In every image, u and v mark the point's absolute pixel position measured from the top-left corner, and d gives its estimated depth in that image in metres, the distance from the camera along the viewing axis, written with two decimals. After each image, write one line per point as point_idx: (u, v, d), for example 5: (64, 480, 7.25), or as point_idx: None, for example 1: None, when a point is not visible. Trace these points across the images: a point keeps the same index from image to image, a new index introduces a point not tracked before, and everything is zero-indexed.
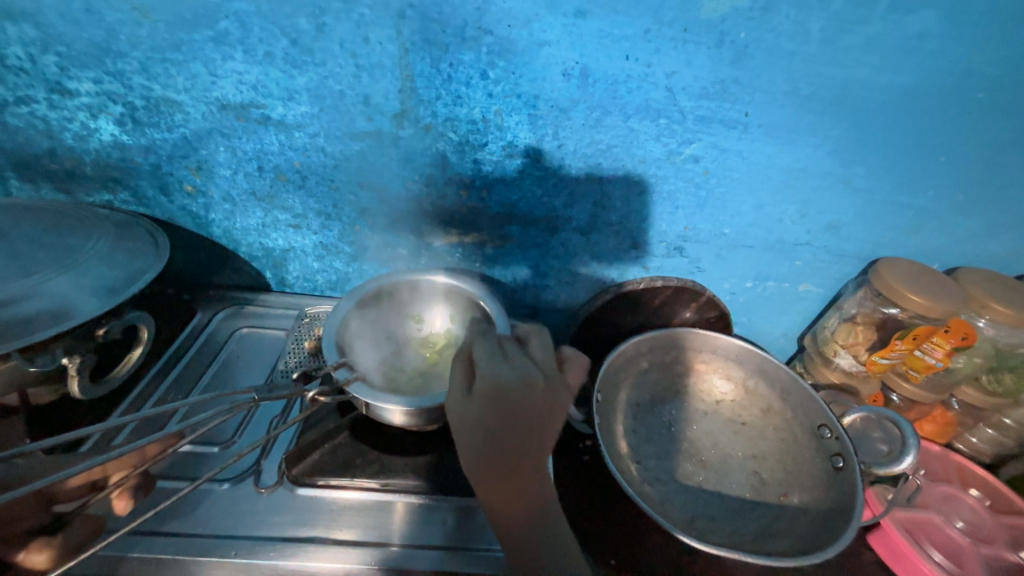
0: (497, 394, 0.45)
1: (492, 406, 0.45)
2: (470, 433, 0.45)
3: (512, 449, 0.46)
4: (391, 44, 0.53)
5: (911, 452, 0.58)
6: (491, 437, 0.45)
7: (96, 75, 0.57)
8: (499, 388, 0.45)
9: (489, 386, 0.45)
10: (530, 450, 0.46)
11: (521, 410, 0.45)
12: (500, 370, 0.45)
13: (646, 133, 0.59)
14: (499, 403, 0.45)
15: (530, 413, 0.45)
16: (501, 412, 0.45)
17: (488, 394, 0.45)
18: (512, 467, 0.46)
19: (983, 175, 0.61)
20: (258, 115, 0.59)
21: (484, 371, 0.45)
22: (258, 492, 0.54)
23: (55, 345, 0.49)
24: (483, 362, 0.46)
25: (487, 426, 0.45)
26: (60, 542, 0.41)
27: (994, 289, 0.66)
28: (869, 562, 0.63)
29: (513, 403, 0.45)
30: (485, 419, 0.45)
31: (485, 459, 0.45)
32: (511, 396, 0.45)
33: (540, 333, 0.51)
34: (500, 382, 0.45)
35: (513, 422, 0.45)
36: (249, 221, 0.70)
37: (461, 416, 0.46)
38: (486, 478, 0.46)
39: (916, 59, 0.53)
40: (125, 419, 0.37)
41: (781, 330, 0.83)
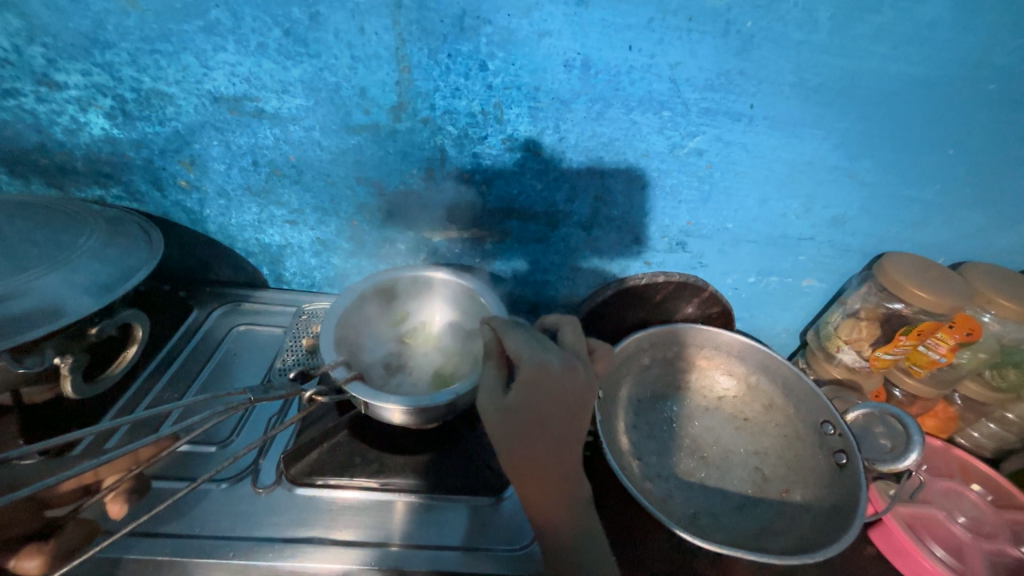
0: (541, 378, 0.46)
1: (533, 392, 0.46)
2: (512, 420, 0.45)
3: (552, 432, 0.47)
4: (387, 34, 0.52)
5: (916, 448, 0.57)
6: (533, 422, 0.46)
7: (85, 67, 0.56)
8: (543, 373, 0.46)
9: (532, 371, 0.46)
10: (568, 433, 0.47)
11: (562, 395, 0.46)
12: (545, 357, 0.46)
13: (649, 126, 0.58)
14: (541, 388, 0.46)
15: (569, 397, 0.47)
16: (542, 397, 0.46)
17: (531, 379, 0.45)
18: (553, 450, 0.47)
19: (992, 168, 0.60)
20: (252, 108, 0.58)
21: (526, 357, 0.46)
22: (256, 492, 0.53)
23: (45, 345, 0.48)
24: (524, 351, 0.47)
25: (529, 411, 0.46)
26: (52, 548, 0.41)
27: (1000, 283, 0.65)
28: (870, 557, 0.63)
29: (553, 387, 0.46)
30: (527, 404, 0.46)
31: (526, 446, 0.46)
32: (553, 380, 0.46)
33: (570, 323, 0.55)
34: (544, 367, 0.46)
35: (554, 407, 0.46)
36: (244, 217, 0.69)
37: (503, 404, 0.46)
38: (527, 465, 0.46)
39: (926, 49, 0.51)
40: (117, 422, 0.36)
41: (783, 325, 0.82)
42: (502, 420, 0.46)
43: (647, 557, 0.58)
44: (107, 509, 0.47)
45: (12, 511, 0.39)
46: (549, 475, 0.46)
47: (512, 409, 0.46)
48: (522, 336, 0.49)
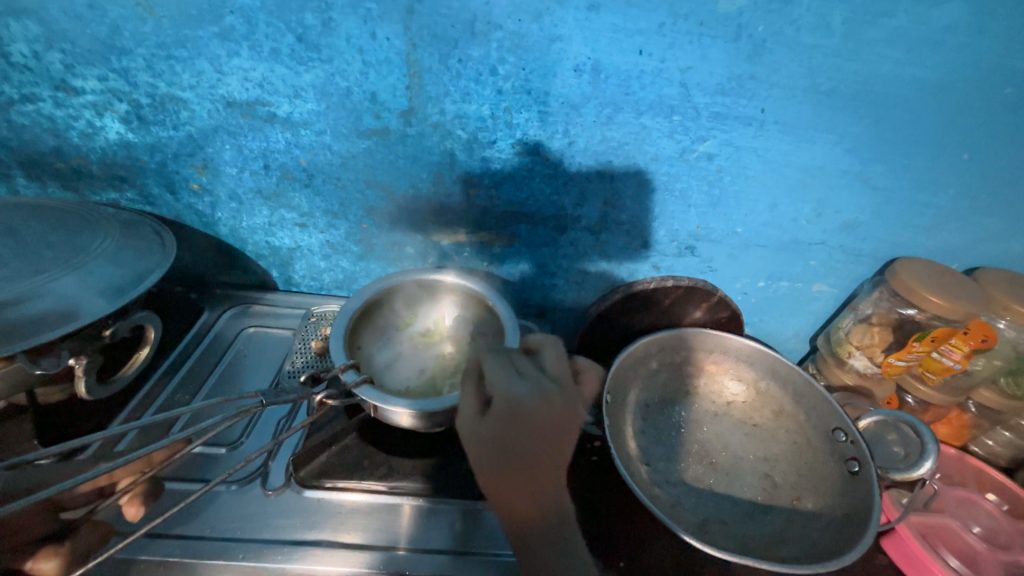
0: (516, 412, 0.43)
1: (508, 427, 0.43)
2: (487, 454, 0.43)
3: (532, 464, 0.44)
4: (399, 39, 0.52)
5: (930, 457, 0.57)
6: (508, 456, 0.43)
7: (101, 72, 0.56)
8: (517, 408, 0.43)
9: (505, 405, 0.43)
10: (548, 465, 0.44)
11: (540, 427, 0.44)
12: (520, 387, 0.44)
13: (659, 130, 0.58)
14: (515, 423, 0.43)
15: (546, 424, 0.44)
16: (516, 432, 0.43)
17: (503, 414, 0.43)
18: (533, 482, 0.44)
19: (1008, 172, 0.59)
20: (264, 113, 0.59)
21: (498, 390, 0.44)
22: (266, 495, 0.53)
23: (60, 346, 0.49)
24: (497, 382, 0.44)
25: (504, 445, 0.43)
26: (69, 549, 0.41)
27: (1016, 290, 0.64)
28: (882, 566, 0.62)
29: (529, 418, 0.43)
30: (501, 438, 0.43)
31: (502, 480, 0.44)
32: (528, 412, 0.43)
33: (551, 344, 0.51)
34: (518, 402, 0.43)
35: (532, 439, 0.43)
36: (255, 220, 0.70)
37: (476, 438, 0.44)
38: (504, 496, 0.44)
39: (941, 53, 0.51)
40: (126, 427, 0.38)
41: (793, 330, 0.81)
42: (478, 453, 0.44)
43: (655, 564, 0.57)
44: (124, 512, 0.48)
45: (30, 514, 0.39)
46: (529, 506, 0.44)
47: (486, 442, 0.43)
48: (499, 363, 0.46)
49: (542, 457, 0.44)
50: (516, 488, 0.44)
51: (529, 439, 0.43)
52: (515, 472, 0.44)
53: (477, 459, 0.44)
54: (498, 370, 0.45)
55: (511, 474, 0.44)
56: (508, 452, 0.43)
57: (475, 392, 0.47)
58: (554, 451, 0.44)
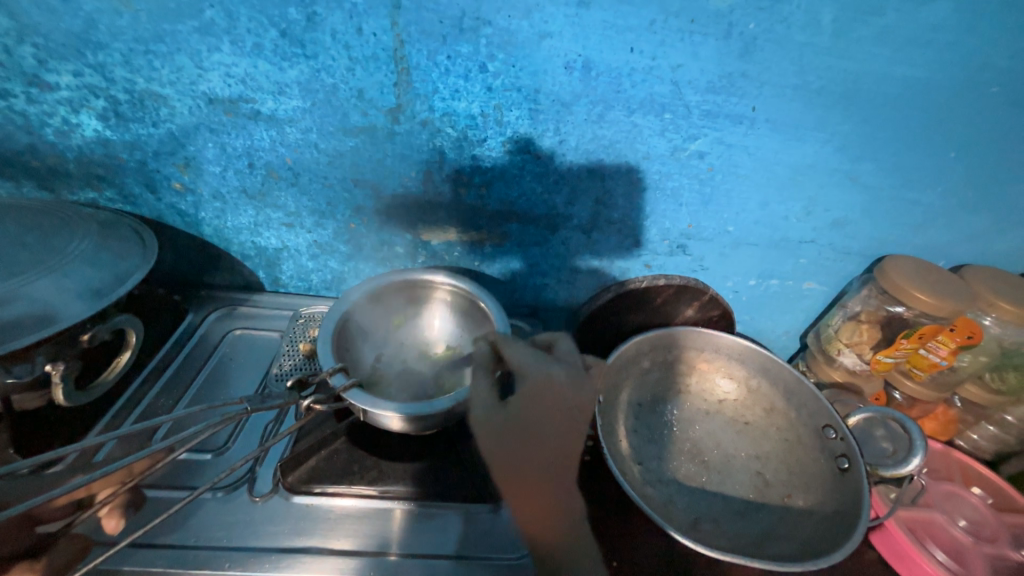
0: (542, 387, 0.50)
1: (532, 400, 0.49)
2: (505, 428, 0.48)
3: (547, 439, 0.49)
4: (385, 35, 0.51)
5: (917, 453, 0.57)
6: (525, 427, 0.49)
7: (76, 67, 0.54)
8: (545, 385, 0.50)
9: (533, 381, 0.50)
10: (560, 438, 0.50)
11: (559, 402, 0.50)
12: (546, 366, 0.51)
13: (650, 129, 0.57)
14: (537, 397, 0.49)
15: (565, 403, 0.50)
16: (541, 403, 0.50)
17: (531, 390, 0.50)
18: (547, 456, 0.49)
19: (994, 171, 0.60)
20: (247, 110, 0.57)
21: (529, 368, 0.51)
22: (253, 501, 0.52)
23: (35, 353, 0.47)
24: (528, 364, 0.51)
25: (526, 417, 0.49)
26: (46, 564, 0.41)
27: (1001, 287, 0.65)
28: (872, 561, 0.62)
29: (552, 395, 0.50)
30: (523, 410, 0.49)
31: (518, 453, 0.48)
32: (551, 388, 0.50)
33: (563, 338, 0.57)
34: (546, 379, 0.50)
35: (551, 413, 0.50)
36: (240, 220, 0.68)
37: (496, 414, 0.49)
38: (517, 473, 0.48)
39: (929, 51, 0.51)
40: (104, 437, 0.37)
41: (784, 328, 0.82)
42: (500, 429, 0.48)
43: (646, 563, 0.57)
44: (103, 524, 0.47)
45: (10, 527, 0.38)
46: (541, 484, 0.48)
47: (507, 415, 0.49)
48: (524, 350, 0.53)
49: (558, 435, 0.50)
50: (532, 461, 0.48)
51: (551, 412, 0.50)
52: (532, 444, 0.49)
53: (495, 434, 0.48)
54: (525, 352, 0.52)
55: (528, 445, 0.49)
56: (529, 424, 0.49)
57: (489, 375, 0.52)
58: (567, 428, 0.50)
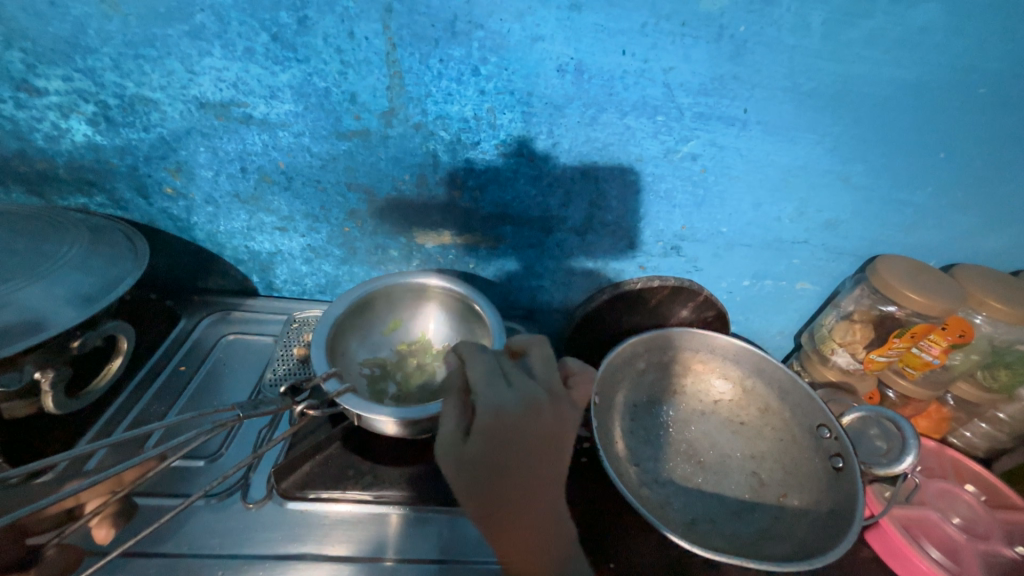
0: (498, 421, 0.43)
1: (492, 436, 0.43)
2: (472, 466, 0.43)
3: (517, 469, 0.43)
4: (377, 38, 0.51)
5: (911, 452, 0.57)
6: (493, 464, 0.43)
7: (65, 72, 0.54)
8: (499, 415, 0.44)
9: (486, 415, 0.43)
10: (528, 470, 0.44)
11: (520, 434, 0.44)
12: (498, 399, 0.44)
13: (643, 131, 0.57)
14: (497, 434, 0.43)
15: (532, 435, 0.44)
16: (499, 440, 0.43)
17: (487, 428, 0.43)
18: (522, 488, 0.44)
19: (982, 171, 0.61)
20: (239, 114, 0.57)
21: (483, 397, 0.44)
22: (247, 508, 0.52)
23: (25, 360, 0.47)
24: (481, 388, 0.45)
25: (493, 454, 0.43)
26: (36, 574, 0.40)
27: (991, 285, 0.65)
28: (867, 559, 0.63)
29: (511, 430, 0.44)
30: (484, 451, 0.43)
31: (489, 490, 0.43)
32: (509, 422, 0.44)
33: (540, 344, 0.52)
34: (500, 407, 0.44)
35: (513, 447, 0.43)
36: (233, 224, 0.68)
37: (462, 450, 0.43)
38: (493, 497, 0.43)
39: (918, 53, 0.51)
40: (94, 445, 0.36)
41: (778, 328, 0.82)
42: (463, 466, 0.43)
43: (643, 564, 0.57)
44: (95, 534, 0.46)
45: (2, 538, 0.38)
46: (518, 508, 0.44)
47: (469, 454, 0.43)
48: (482, 367, 0.46)
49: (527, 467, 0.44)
50: (505, 493, 0.43)
51: (513, 446, 0.43)
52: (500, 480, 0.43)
53: (461, 472, 0.43)
54: (482, 376, 0.46)
55: (495, 486, 0.43)
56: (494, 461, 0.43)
57: (460, 399, 0.47)
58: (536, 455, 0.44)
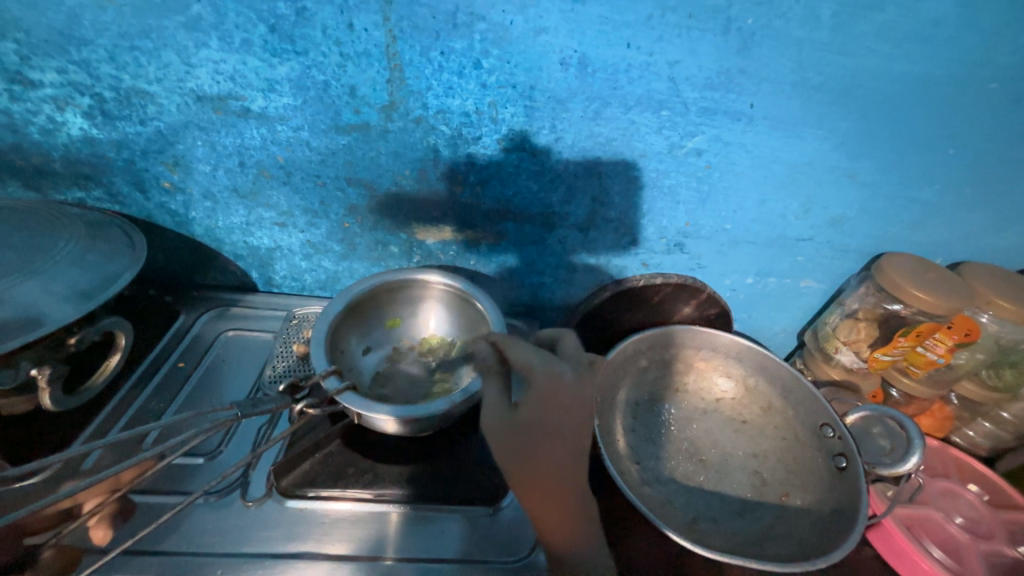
0: (554, 389, 0.46)
1: (545, 404, 0.45)
2: (522, 435, 0.45)
3: (559, 438, 0.46)
4: (377, 30, 0.50)
5: (916, 452, 0.57)
6: (541, 433, 0.45)
7: (60, 64, 0.53)
8: (556, 384, 0.46)
9: (544, 382, 0.46)
10: (574, 444, 0.47)
11: (570, 404, 0.46)
12: (555, 368, 0.47)
13: (647, 126, 0.56)
14: (553, 398, 0.46)
15: (577, 408, 0.47)
16: (552, 407, 0.46)
17: (544, 392, 0.46)
18: (567, 462, 0.46)
19: (991, 168, 0.60)
20: (237, 108, 0.56)
21: (539, 368, 0.46)
22: (245, 506, 0.52)
23: (21, 356, 0.46)
24: (535, 361, 0.47)
25: (545, 422, 0.45)
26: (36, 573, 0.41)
27: (998, 284, 0.65)
28: (869, 557, 0.63)
29: (565, 398, 0.46)
30: (537, 416, 0.45)
31: (537, 462, 0.45)
32: (564, 391, 0.46)
33: (569, 334, 0.54)
34: (557, 377, 0.46)
35: (563, 417, 0.46)
36: (231, 219, 0.67)
37: (511, 418, 0.45)
38: (540, 470, 0.45)
39: (929, 47, 0.50)
40: (89, 447, 0.35)
41: (781, 326, 0.81)
42: (515, 430, 0.45)
43: (644, 562, 0.57)
44: (91, 534, 0.47)
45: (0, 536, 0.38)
46: (562, 484, 0.46)
47: (521, 423, 0.45)
48: (529, 348, 0.48)
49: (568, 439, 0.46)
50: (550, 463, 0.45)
51: (563, 414, 0.46)
52: (547, 450, 0.45)
53: (511, 439, 0.45)
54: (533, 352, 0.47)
55: (543, 456, 0.45)
56: (547, 429, 0.45)
57: (500, 378, 0.48)
58: (580, 428, 0.47)
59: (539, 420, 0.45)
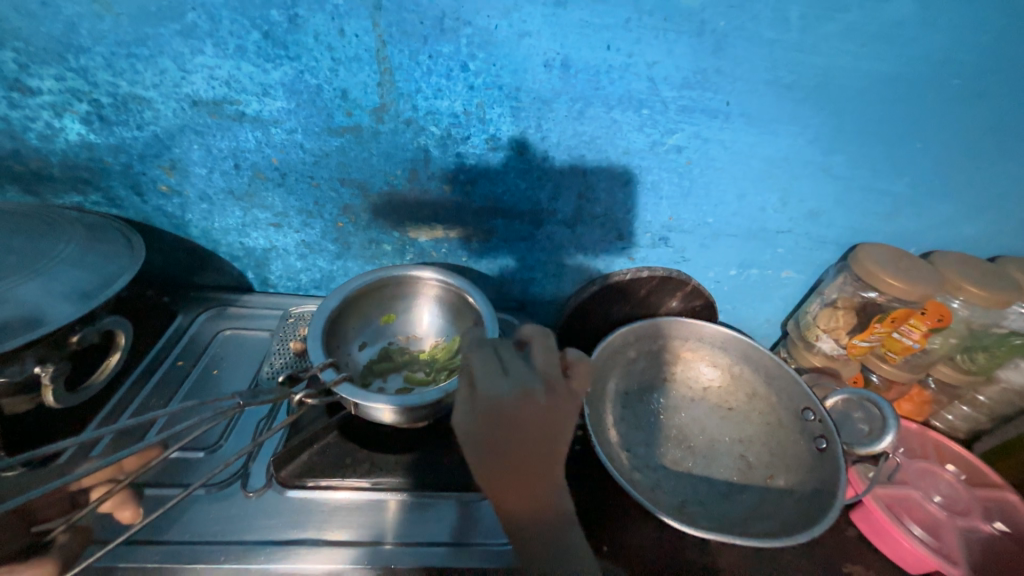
0: (497, 410, 0.42)
1: (490, 427, 0.42)
2: (474, 455, 0.43)
3: (510, 459, 0.43)
4: (367, 36, 0.52)
5: (892, 430, 0.60)
6: (493, 456, 0.43)
7: (58, 72, 0.55)
8: (497, 406, 0.42)
9: (486, 403, 0.42)
10: (534, 462, 0.44)
11: (518, 427, 0.42)
12: (498, 388, 0.43)
13: (629, 124, 0.59)
14: (498, 421, 0.42)
15: (527, 426, 0.43)
16: (499, 429, 0.42)
17: (488, 415, 0.42)
18: (529, 478, 0.44)
19: (958, 160, 0.63)
20: (232, 112, 0.58)
21: (481, 388, 0.43)
22: (247, 496, 0.53)
23: (26, 353, 0.48)
24: (480, 379, 0.44)
25: (490, 441, 0.42)
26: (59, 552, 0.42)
27: (969, 271, 0.67)
28: (852, 537, 0.65)
29: (512, 419, 0.42)
30: (487, 437, 0.43)
31: (495, 481, 0.43)
32: (509, 412, 0.42)
33: (544, 335, 0.49)
34: (497, 399, 0.42)
35: (512, 440, 0.42)
36: (227, 221, 0.68)
37: (464, 437, 0.44)
38: (504, 485, 0.44)
39: (895, 47, 0.53)
40: (100, 431, 0.37)
41: (765, 316, 0.84)
42: (465, 448, 0.43)
43: (636, 545, 0.59)
44: (117, 516, 0.49)
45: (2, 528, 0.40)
46: (527, 500, 0.44)
47: (470, 444, 0.43)
48: (483, 359, 0.45)
49: (522, 459, 0.43)
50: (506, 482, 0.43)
51: (516, 438, 0.42)
52: (501, 470, 0.43)
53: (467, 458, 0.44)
54: (483, 365, 0.44)
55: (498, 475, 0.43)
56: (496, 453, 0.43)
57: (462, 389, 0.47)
58: (541, 447, 0.43)
59: (488, 440, 0.42)
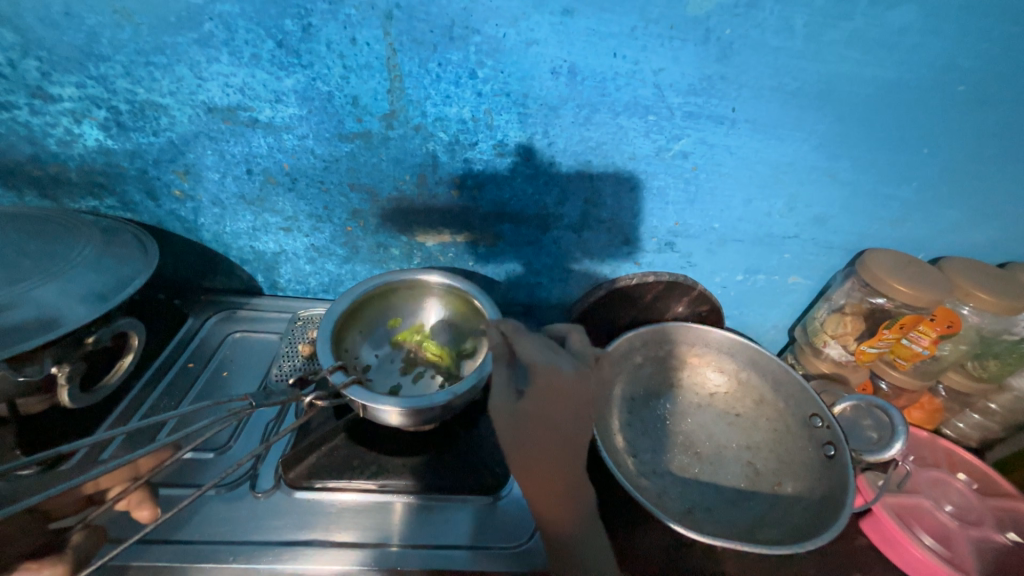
0: (554, 380, 0.50)
1: (546, 398, 0.50)
2: (522, 421, 0.50)
3: (556, 428, 0.51)
4: (378, 44, 0.53)
5: (900, 438, 0.60)
6: (544, 420, 0.50)
7: (79, 80, 0.56)
8: (557, 377, 0.50)
9: (544, 374, 0.50)
10: (575, 438, 0.52)
11: (573, 400, 0.51)
12: (558, 362, 0.51)
13: (635, 130, 0.59)
14: (554, 392, 0.50)
15: (575, 399, 0.51)
16: (553, 400, 0.50)
17: (546, 386, 0.50)
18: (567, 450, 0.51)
19: (965, 166, 0.62)
20: (245, 118, 0.59)
21: (537, 359, 0.50)
22: (256, 497, 0.54)
23: (43, 354, 0.49)
24: (538, 356, 0.51)
25: (542, 409, 0.50)
26: (71, 557, 0.42)
27: (978, 277, 0.67)
28: (861, 547, 0.64)
29: (566, 388, 0.50)
30: (541, 405, 0.50)
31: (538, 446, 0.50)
32: (565, 382, 0.50)
33: (576, 331, 0.59)
34: (558, 371, 0.51)
35: (563, 407, 0.51)
36: (239, 225, 0.70)
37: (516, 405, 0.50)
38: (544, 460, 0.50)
39: (900, 53, 0.53)
40: (112, 432, 0.38)
41: (772, 322, 0.84)
42: (515, 415, 0.50)
43: (641, 552, 0.59)
44: (136, 515, 0.47)
45: (15, 527, 0.40)
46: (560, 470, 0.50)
47: (526, 414, 0.50)
48: (535, 343, 0.52)
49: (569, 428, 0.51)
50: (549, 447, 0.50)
51: (563, 407, 0.51)
52: (545, 436, 0.51)
53: (515, 424, 0.50)
54: (534, 345, 0.52)
55: (544, 439, 0.50)
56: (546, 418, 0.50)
57: (507, 367, 0.52)
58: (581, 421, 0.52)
59: (536, 414, 0.50)
